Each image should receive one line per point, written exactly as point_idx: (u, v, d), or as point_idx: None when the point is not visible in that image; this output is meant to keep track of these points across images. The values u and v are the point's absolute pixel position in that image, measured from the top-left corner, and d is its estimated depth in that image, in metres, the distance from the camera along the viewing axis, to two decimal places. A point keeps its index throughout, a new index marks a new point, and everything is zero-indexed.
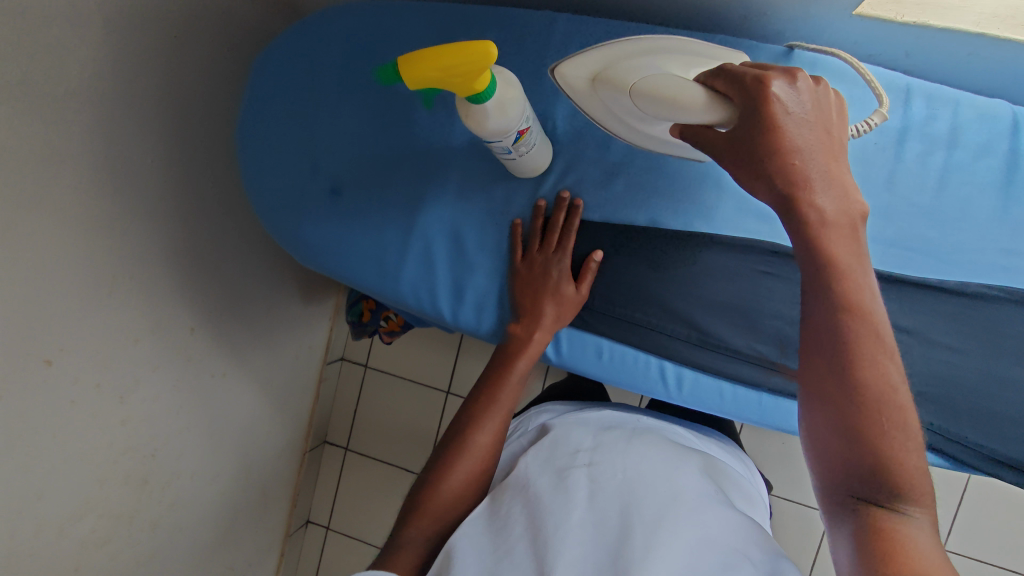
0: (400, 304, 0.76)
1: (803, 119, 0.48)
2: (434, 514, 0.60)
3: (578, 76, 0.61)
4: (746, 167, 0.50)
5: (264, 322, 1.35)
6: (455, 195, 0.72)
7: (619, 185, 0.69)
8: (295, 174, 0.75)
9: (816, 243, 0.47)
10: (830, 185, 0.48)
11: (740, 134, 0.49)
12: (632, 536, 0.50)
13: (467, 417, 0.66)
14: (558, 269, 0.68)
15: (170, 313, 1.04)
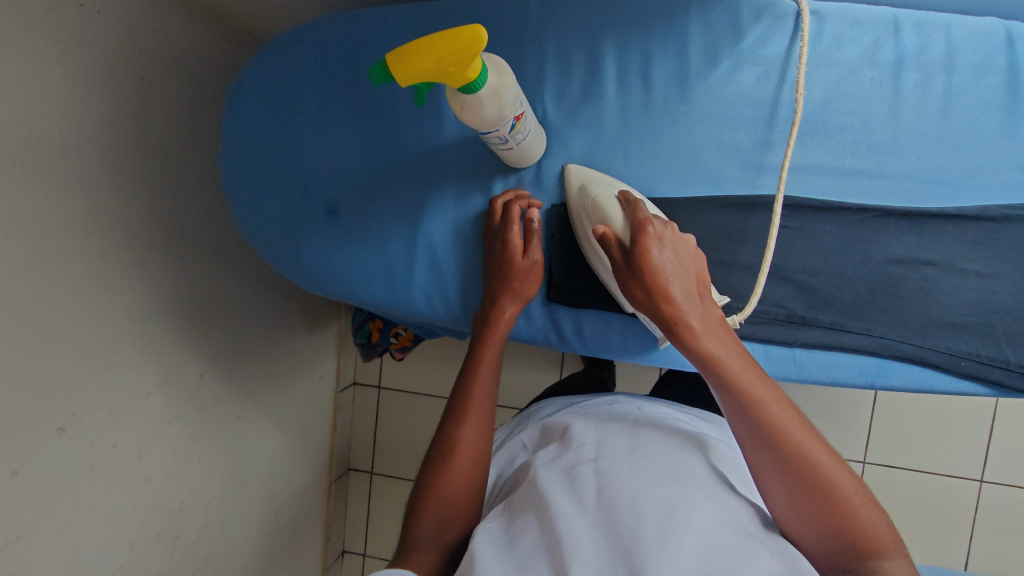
0: (414, 316, 0.74)
1: (673, 253, 0.57)
2: (438, 514, 0.59)
3: (583, 179, 0.65)
4: (640, 295, 0.57)
5: (274, 360, 1.34)
6: (455, 196, 0.71)
7: (620, 160, 0.67)
8: (287, 200, 0.73)
9: (708, 349, 0.54)
10: (699, 302, 0.56)
11: (632, 265, 0.57)
12: (644, 530, 0.49)
13: (453, 410, 0.64)
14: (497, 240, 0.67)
15: (179, 362, 1.02)
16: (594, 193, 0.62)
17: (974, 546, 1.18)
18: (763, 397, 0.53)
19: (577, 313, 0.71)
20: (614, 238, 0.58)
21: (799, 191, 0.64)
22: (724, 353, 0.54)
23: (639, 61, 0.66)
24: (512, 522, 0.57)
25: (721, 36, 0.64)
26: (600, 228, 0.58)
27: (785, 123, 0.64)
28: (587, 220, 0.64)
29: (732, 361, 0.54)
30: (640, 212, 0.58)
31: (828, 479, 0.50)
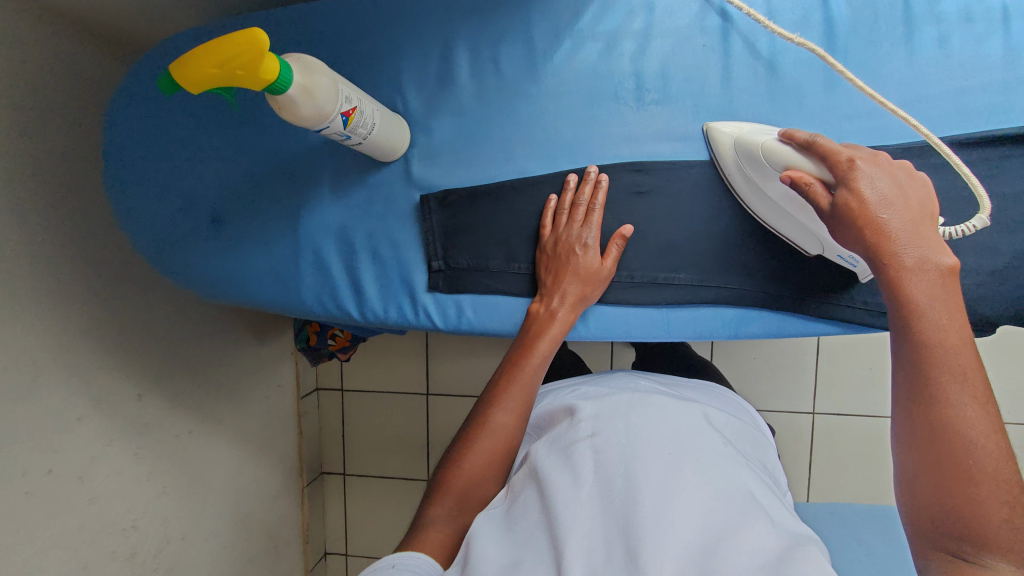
0: (310, 313, 0.76)
1: (887, 189, 0.51)
2: (456, 490, 0.61)
3: (736, 132, 0.62)
4: (851, 240, 0.52)
5: (220, 373, 1.35)
6: (332, 193, 0.72)
7: (482, 144, 0.69)
8: (171, 214, 0.74)
9: (912, 295, 0.48)
10: (918, 241, 0.50)
11: (830, 210, 0.53)
12: (637, 505, 0.51)
13: (494, 393, 0.66)
14: (579, 242, 0.65)
15: (111, 385, 1.04)
16: (761, 139, 0.58)
17: None
18: (947, 347, 0.46)
19: (458, 295, 0.72)
20: (809, 180, 0.54)
21: (646, 156, 0.67)
22: (928, 301, 0.48)
23: (488, 48, 0.68)
24: (513, 505, 0.59)
25: (564, 14, 0.66)
26: (790, 175, 0.55)
27: (630, 93, 0.66)
28: (757, 172, 0.60)
29: (934, 314, 0.47)
30: (835, 152, 0.53)
31: (958, 428, 0.44)
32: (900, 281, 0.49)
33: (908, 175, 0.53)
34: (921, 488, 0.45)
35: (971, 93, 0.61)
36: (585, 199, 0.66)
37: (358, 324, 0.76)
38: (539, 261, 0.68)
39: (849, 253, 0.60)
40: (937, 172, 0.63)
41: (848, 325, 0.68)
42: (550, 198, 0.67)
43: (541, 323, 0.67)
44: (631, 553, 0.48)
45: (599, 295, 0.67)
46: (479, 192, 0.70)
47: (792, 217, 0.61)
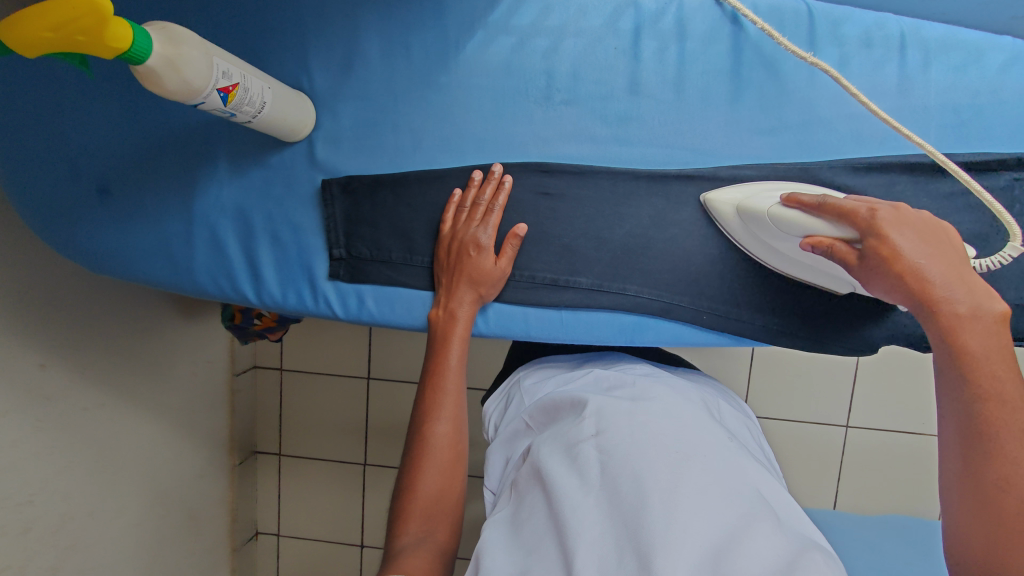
0: (203, 294, 0.74)
1: (918, 239, 0.48)
2: (420, 510, 0.58)
3: (735, 198, 0.62)
4: (888, 292, 0.49)
5: (139, 344, 1.26)
6: (231, 171, 0.70)
7: (389, 132, 0.68)
8: (52, 177, 0.69)
9: (963, 345, 0.44)
10: (964, 286, 0.45)
11: (860, 267, 0.50)
12: (648, 508, 0.45)
13: (424, 405, 0.63)
14: (474, 241, 0.64)
15: (14, 352, 0.94)
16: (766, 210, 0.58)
17: (838, 486, 1.25)
18: (999, 390, 0.43)
19: (359, 285, 0.71)
20: (830, 244, 0.52)
21: (555, 158, 0.66)
22: (980, 350, 0.44)
23: (398, 30, 0.66)
24: (520, 511, 0.54)
25: (478, 4, 0.65)
26: (814, 240, 0.53)
27: (539, 91, 0.65)
28: (773, 239, 0.60)
29: (990, 362, 0.43)
30: (848, 206, 0.52)
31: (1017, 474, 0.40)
32: (953, 338, 0.44)
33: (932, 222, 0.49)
34: (972, 539, 0.42)
35: (862, 118, 0.62)
36: (486, 198, 0.65)
37: (255, 308, 0.74)
38: (438, 259, 0.67)
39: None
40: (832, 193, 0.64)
41: (738, 338, 0.69)
42: (455, 193, 0.67)
43: (444, 324, 0.66)
44: (645, 562, 0.42)
45: (496, 292, 0.67)
46: (381, 181, 0.68)
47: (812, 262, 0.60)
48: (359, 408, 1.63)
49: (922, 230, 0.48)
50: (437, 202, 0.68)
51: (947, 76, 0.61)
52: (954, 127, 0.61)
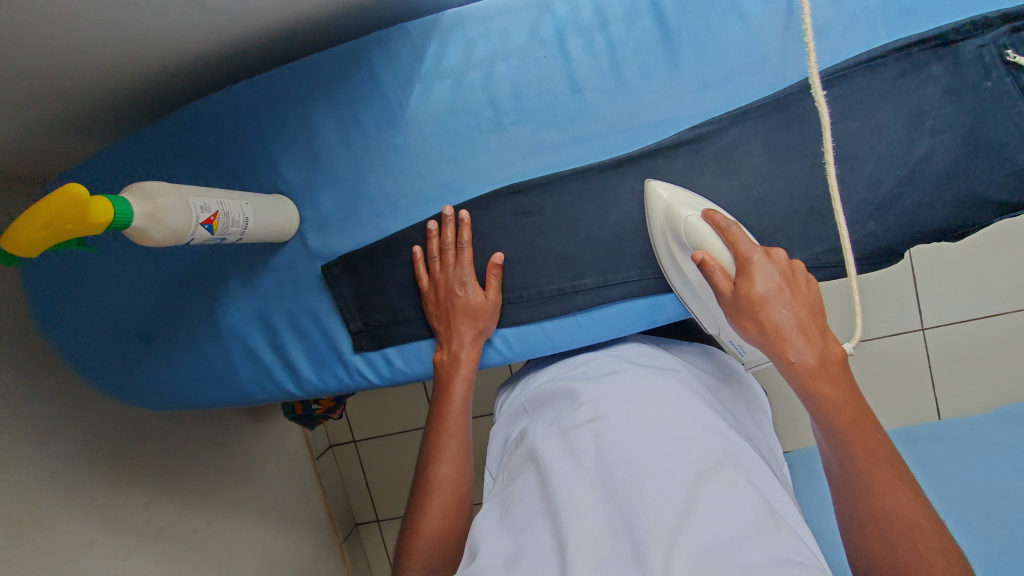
0: (255, 401, 0.79)
1: (778, 290, 0.54)
2: (426, 548, 0.61)
3: (671, 199, 0.63)
4: (740, 325, 0.57)
5: (225, 457, 1.33)
6: (243, 285, 0.74)
7: (367, 203, 0.71)
8: (101, 337, 0.77)
9: (817, 389, 0.52)
10: (810, 339, 0.53)
11: (729, 293, 0.56)
12: (644, 495, 0.45)
13: (432, 446, 0.67)
14: (459, 281, 0.68)
15: (116, 501, 1.02)
16: (687, 216, 0.60)
17: (939, 391, 1.18)
18: (860, 439, 0.51)
19: (385, 349, 0.74)
20: (713, 264, 0.57)
21: (524, 175, 0.68)
22: (835, 396, 0.52)
23: (344, 109, 0.69)
24: (510, 498, 0.55)
25: (406, 63, 0.67)
26: (700, 254, 0.58)
27: (488, 120, 0.67)
28: (677, 245, 0.62)
29: (835, 403, 0.52)
30: (742, 242, 0.57)
31: (883, 504, 0.48)
32: (809, 379, 0.53)
33: (805, 278, 0.56)
34: (866, 547, 0.48)
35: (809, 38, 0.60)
36: (451, 240, 0.68)
37: (303, 399, 0.78)
38: (427, 308, 0.71)
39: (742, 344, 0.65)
40: (803, 120, 0.62)
41: None
42: (416, 249, 0.70)
43: (448, 367, 0.69)
44: (638, 545, 0.43)
45: (492, 324, 0.70)
46: (375, 250, 0.71)
47: (700, 293, 0.63)
48: None
49: (797, 280, 0.55)
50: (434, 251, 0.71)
51: None
52: (897, 20, 0.59)
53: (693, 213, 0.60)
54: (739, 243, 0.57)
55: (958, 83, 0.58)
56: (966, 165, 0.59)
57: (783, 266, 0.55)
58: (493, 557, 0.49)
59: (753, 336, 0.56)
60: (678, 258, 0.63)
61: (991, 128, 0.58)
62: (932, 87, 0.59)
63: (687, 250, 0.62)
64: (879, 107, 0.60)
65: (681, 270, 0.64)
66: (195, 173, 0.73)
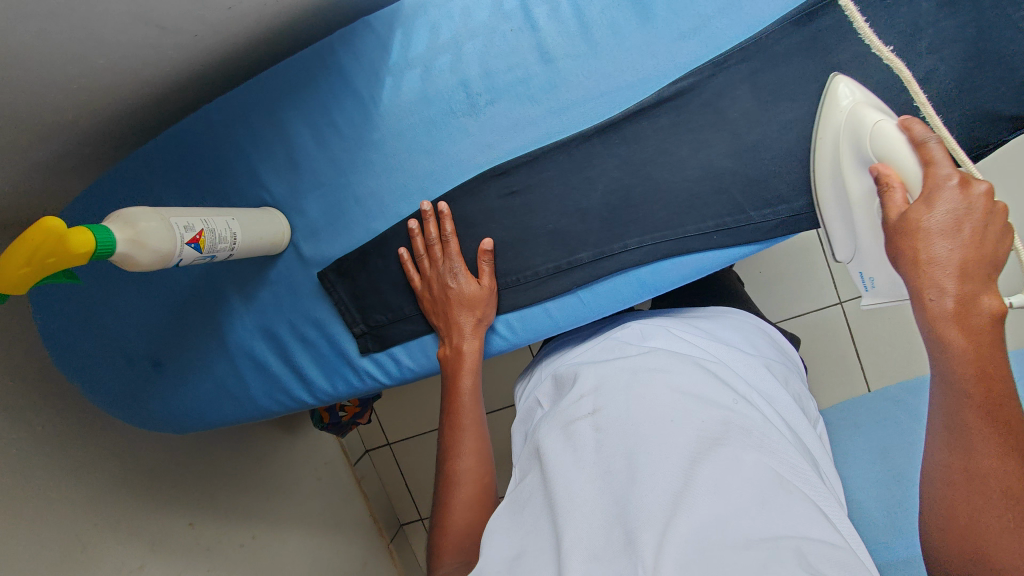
0: (272, 414, 0.80)
1: (956, 225, 0.47)
2: (455, 544, 0.61)
3: (855, 98, 0.54)
4: (891, 248, 0.51)
5: (268, 469, 1.35)
6: (244, 301, 0.75)
7: (354, 204, 0.71)
8: (119, 366, 0.79)
9: (943, 333, 0.47)
10: (963, 283, 0.47)
11: (894, 217, 0.50)
12: (638, 485, 0.43)
13: (448, 443, 0.65)
14: (451, 274, 0.67)
15: (161, 524, 1.06)
16: (871, 120, 0.52)
17: None
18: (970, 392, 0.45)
19: (391, 348, 0.74)
20: (893, 180, 0.50)
21: (505, 155, 0.66)
22: (959, 339, 0.46)
23: (318, 112, 0.69)
24: (517, 493, 0.53)
25: (373, 58, 0.66)
26: (879, 169, 0.51)
27: (462, 104, 0.66)
28: (848, 150, 0.55)
29: (966, 354, 0.46)
30: (938, 161, 0.48)
31: (983, 461, 0.43)
32: (937, 326, 0.47)
33: (996, 221, 0.47)
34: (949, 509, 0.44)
35: None
36: (435, 234, 0.67)
37: (318, 406, 0.79)
38: (423, 306, 0.70)
39: (874, 275, 0.57)
40: (788, 57, 0.58)
41: (764, 243, 0.63)
42: (400, 251, 0.69)
43: (452, 361, 0.68)
44: (630, 536, 0.41)
45: (491, 312, 0.69)
46: (367, 251, 0.71)
47: (849, 216, 0.57)
48: None
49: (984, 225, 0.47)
50: None
51: None
52: None
53: (885, 117, 0.52)
54: (934, 159, 0.49)
55: None
56: (976, 78, 0.55)
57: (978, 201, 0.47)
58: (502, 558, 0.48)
59: (902, 267, 0.50)
60: (838, 173, 0.56)
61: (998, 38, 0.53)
62: (923, 2, 0.55)
63: (856, 161, 0.54)
64: (865, 32, 0.56)
65: (835, 189, 0.57)
66: (182, 195, 0.73)
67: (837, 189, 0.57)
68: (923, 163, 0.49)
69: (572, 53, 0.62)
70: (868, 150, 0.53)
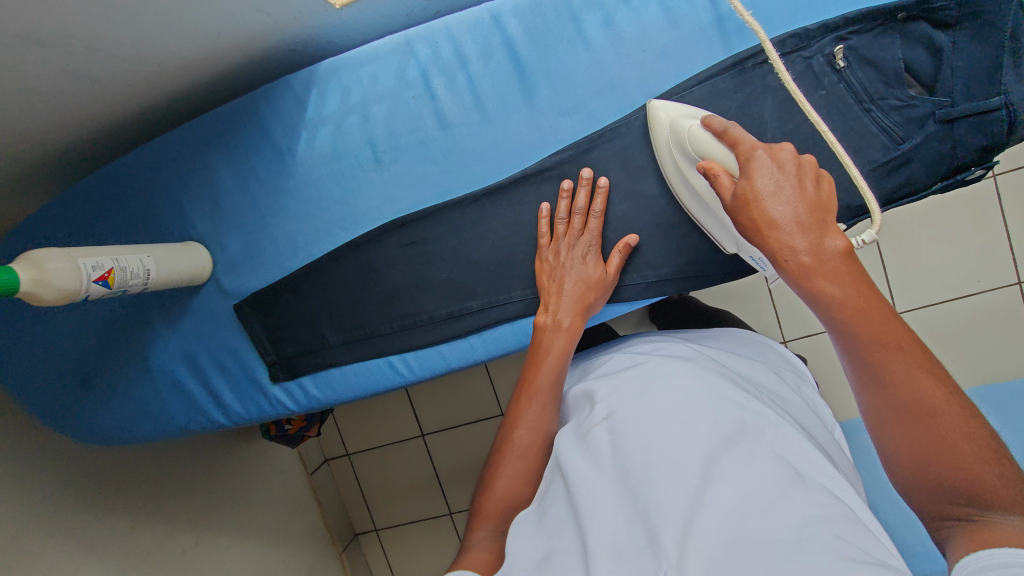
0: (190, 433, 0.85)
1: (779, 186, 0.49)
2: (496, 512, 0.55)
3: (671, 113, 0.60)
4: (739, 227, 0.52)
5: (223, 475, 1.36)
6: (168, 327, 0.80)
7: (269, 245, 0.76)
8: (50, 383, 0.84)
9: (816, 288, 0.47)
10: (811, 230, 0.48)
11: (729, 199, 0.52)
12: (656, 482, 0.45)
13: (514, 413, 0.61)
14: (580, 250, 0.65)
15: (98, 527, 1.09)
16: (687, 125, 0.58)
17: None
18: (897, 369, 0.43)
19: (299, 378, 0.79)
20: (718, 170, 0.53)
21: (408, 209, 0.71)
22: (835, 290, 0.46)
23: (241, 159, 0.75)
24: (537, 502, 0.54)
25: (291, 113, 0.72)
26: (702, 165, 0.55)
27: (369, 160, 0.71)
28: (681, 156, 0.59)
29: (841, 303, 0.46)
30: (742, 141, 0.52)
31: (908, 394, 0.43)
32: (810, 287, 0.47)
33: (811, 173, 0.49)
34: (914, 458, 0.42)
35: (646, 66, 0.63)
36: (582, 203, 0.65)
37: (232, 428, 0.84)
38: (540, 280, 0.67)
39: (759, 254, 0.59)
40: (654, 138, 0.64)
41: (634, 302, 0.69)
42: (541, 207, 0.67)
43: (549, 335, 0.64)
44: (653, 532, 0.42)
45: (601, 301, 0.66)
46: (279, 287, 0.76)
47: (710, 207, 0.60)
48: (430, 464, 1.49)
49: (804, 174, 0.49)
50: (337, 282, 0.75)
51: None
52: (731, 35, 0.61)
53: (696, 121, 0.57)
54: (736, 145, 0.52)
55: (793, 91, 0.61)
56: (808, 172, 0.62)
57: (785, 157, 0.49)
58: (528, 562, 0.48)
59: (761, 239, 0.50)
60: (684, 179, 0.61)
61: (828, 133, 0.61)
62: (769, 100, 0.61)
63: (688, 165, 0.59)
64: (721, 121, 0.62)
65: (691, 192, 0.61)
66: (115, 227, 0.78)
67: (692, 190, 0.61)
68: (729, 140, 0.53)
69: (467, 122, 0.68)
70: (693, 151, 0.57)
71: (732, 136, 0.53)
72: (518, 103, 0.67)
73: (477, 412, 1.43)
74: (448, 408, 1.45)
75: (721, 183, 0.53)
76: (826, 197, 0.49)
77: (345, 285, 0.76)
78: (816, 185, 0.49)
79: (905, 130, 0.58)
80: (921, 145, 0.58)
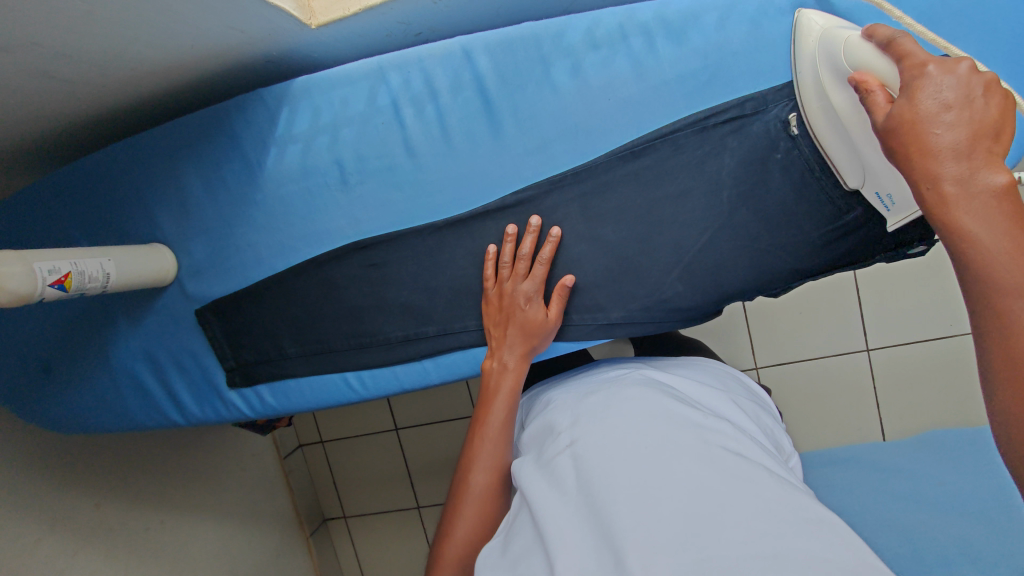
0: (147, 429, 0.86)
1: (949, 102, 0.42)
2: (455, 558, 0.60)
3: (825, 25, 0.55)
4: (886, 153, 0.45)
5: (192, 459, 1.37)
6: (129, 325, 0.81)
7: (234, 253, 0.77)
8: (13, 370, 0.85)
9: (957, 217, 0.41)
10: (968, 156, 0.41)
11: (881, 119, 0.45)
12: (622, 505, 0.46)
13: (468, 456, 0.65)
14: (521, 295, 0.66)
15: (66, 504, 1.08)
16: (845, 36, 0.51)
17: (888, 407, 1.18)
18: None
19: (255, 385, 0.80)
20: (873, 84, 0.47)
21: (370, 231, 0.72)
22: (980, 230, 0.39)
23: (210, 165, 0.75)
24: (506, 531, 0.55)
25: (262, 127, 0.72)
26: (858, 75, 0.48)
27: (335, 180, 0.72)
28: (830, 72, 0.53)
29: (992, 242, 0.39)
30: (912, 54, 0.45)
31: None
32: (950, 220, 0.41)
33: (986, 92, 0.42)
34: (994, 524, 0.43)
35: (610, 115, 0.64)
36: (529, 249, 0.66)
37: (189, 428, 0.86)
38: (488, 312, 0.69)
39: (892, 190, 0.53)
40: (611, 187, 0.65)
41: (580, 342, 0.71)
42: (489, 248, 0.68)
43: (496, 376, 0.68)
44: (620, 553, 0.43)
45: (546, 342, 0.68)
46: (240, 296, 0.77)
47: (847, 133, 0.54)
48: (403, 460, 1.51)
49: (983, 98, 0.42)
50: (300, 293, 0.76)
51: (666, 47, 0.61)
52: (694, 93, 0.62)
53: (856, 32, 0.51)
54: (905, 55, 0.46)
55: (749, 154, 0.62)
56: (762, 231, 0.63)
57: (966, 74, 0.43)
58: None
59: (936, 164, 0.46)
60: (828, 92, 0.54)
61: (777, 197, 0.62)
62: (727, 158, 0.62)
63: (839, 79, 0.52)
64: (676, 175, 0.64)
65: (829, 111, 0.55)
66: (84, 224, 0.79)
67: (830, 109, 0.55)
68: (900, 49, 0.46)
69: (431, 153, 0.68)
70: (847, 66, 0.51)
71: (901, 48, 0.46)
72: (482, 140, 0.67)
73: (451, 414, 1.44)
74: (425, 407, 1.46)
75: (882, 96, 0.46)
76: (1006, 136, 0.41)
77: (306, 299, 0.77)
78: (1001, 114, 0.42)
79: (848, 202, 0.60)
80: (865, 219, 0.60)
